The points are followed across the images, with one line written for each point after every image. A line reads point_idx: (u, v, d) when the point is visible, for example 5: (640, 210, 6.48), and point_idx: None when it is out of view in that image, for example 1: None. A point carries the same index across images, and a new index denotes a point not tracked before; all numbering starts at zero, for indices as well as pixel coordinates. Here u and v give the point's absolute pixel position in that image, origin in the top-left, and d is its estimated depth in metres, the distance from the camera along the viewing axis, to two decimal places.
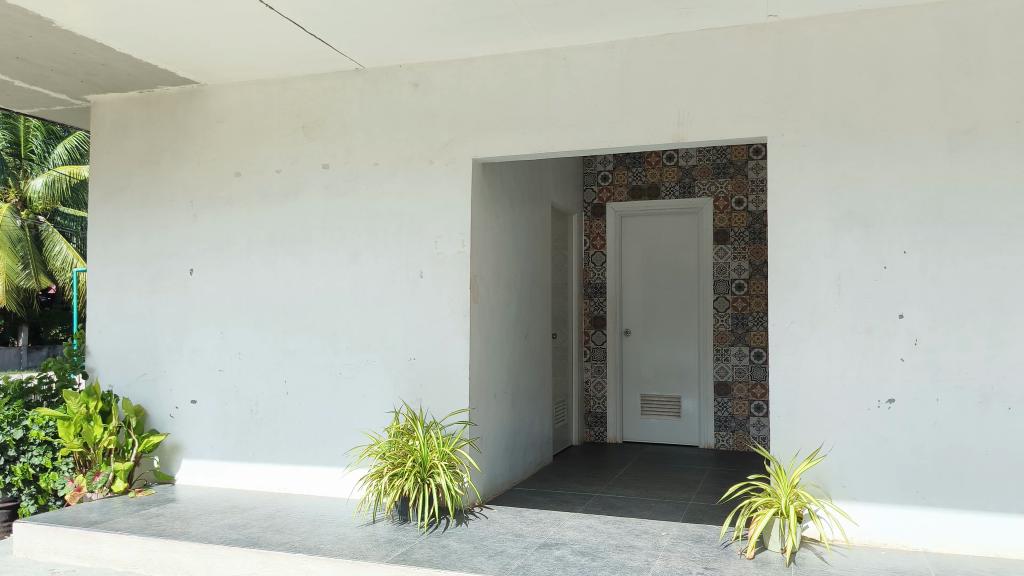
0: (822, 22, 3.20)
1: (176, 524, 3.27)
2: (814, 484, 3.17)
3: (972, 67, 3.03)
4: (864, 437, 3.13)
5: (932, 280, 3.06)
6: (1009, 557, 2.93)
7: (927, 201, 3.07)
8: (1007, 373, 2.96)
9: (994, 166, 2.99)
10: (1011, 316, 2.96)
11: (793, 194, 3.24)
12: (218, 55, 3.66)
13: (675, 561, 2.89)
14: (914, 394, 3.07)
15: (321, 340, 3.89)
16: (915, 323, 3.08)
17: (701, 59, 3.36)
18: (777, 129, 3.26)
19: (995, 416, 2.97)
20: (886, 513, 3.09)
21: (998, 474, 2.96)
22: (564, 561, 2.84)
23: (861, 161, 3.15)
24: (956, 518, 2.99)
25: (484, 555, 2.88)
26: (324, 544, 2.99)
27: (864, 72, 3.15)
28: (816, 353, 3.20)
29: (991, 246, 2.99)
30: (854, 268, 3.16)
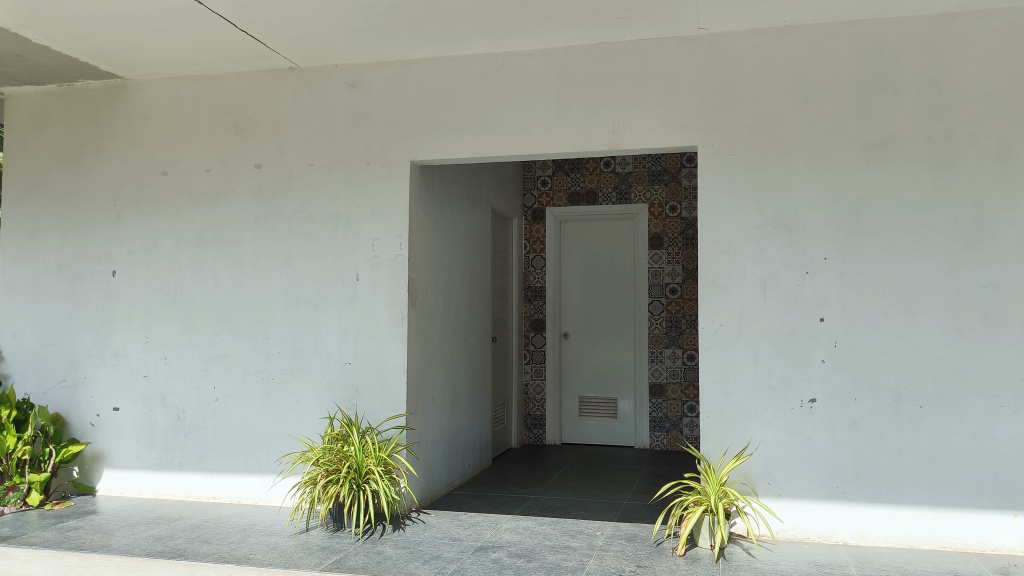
0: (748, 37, 3.29)
1: (96, 538, 3.13)
2: (741, 482, 3.23)
3: (887, 84, 3.15)
4: (786, 438, 3.21)
5: (850, 284, 3.17)
6: (922, 547, 3.05)
7: (846, 209, 3.18)
8: (919, 374, 3.09)
9: (908, 178, 3.12)
10: (923, 320, 3.09)
11: (721, 202, 3.31)
12: (145, 50, 3.55)
13: (608, 560, 2.92)
14: (834, 396, 3.17)
15: (252, 345, 3.80)
16: (834, 326, 3.18)
17: (635, 67, 3.40)
18: (706, 137, 3.32)
19: (908, 414, 3.09)
20: (809, 508, 3.17)
21: (911, 469, 3.09)
22: (501, 564, 2.84)
23: (785, 171, 3.24)
24: (874, 511, 3.11)
25: (419, 560, 2.86)
26: (255, 553, 2.92)
27: (789, 85, 3.24)
28: (742, 355, 3.27)
29: (905, 253, 3.12)
30: (778, 273, 3.24)
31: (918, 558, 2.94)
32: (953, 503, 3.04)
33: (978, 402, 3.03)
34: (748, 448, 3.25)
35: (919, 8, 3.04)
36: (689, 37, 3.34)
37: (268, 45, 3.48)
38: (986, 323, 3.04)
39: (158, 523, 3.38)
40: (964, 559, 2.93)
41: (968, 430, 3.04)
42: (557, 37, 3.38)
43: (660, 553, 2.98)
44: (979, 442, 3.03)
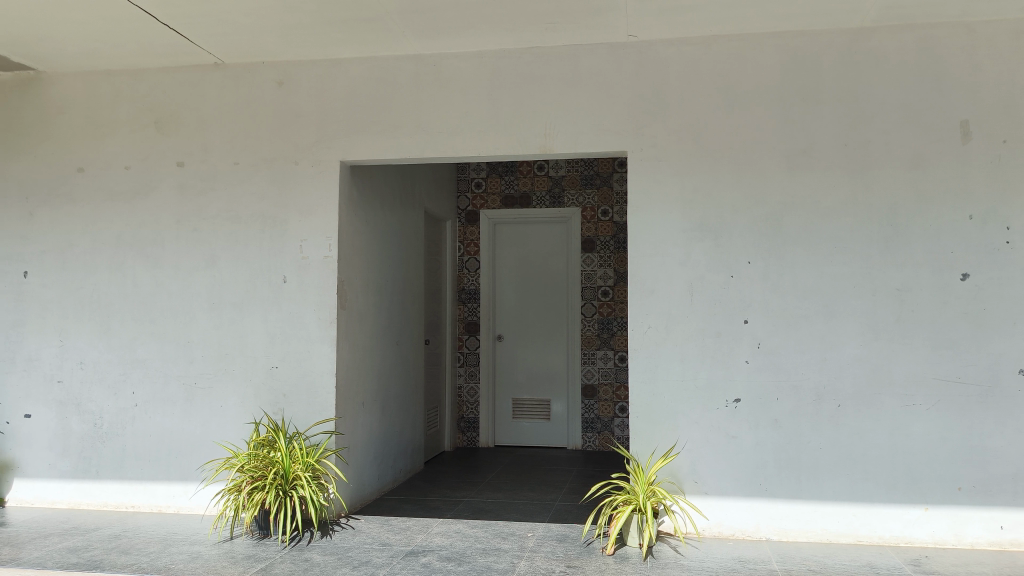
0: (675, 45, 3.35)
1: (4, 551, 2.99)
2: (669, 481, 3.28)
3: (808, 93, 3.26)
4: (712, 437, 3.28)
5: (772, 287, 3.26)
6: (840, 542, 3.16)
7: (769, 214, 3.27)
8: (837, 374, 3.20)
9: (827, 185, 3.23)
10: (842, 322, 3.21)
11: (649, 206, 3.36)
12: (61, 41, 3.40)
13: (538, 561, 2.93)
14: (757, 396, 3.25)
15: (174, 348, 3.68)
16: (758, 328, 3.27)
17: (565, 72, 3.43)
18: (635, 142, 3.38)
19: (827, 414, 3.20)
20: (734, 506, 3.25)
21: (829, 466, 3.19)
22: (430, 568, 2.82)
23: (711, 177, 3.32)
24: (795, 507, 3.20)
25: (348, 566, 2.82)
26: (176, 564, 2.83)
27: (716, 93, 3.32)
28: (671, 356, 3.33)
29: (824, 257, 3.23)
30: (704, 276, 3.31)
31: (837, 552, 3.04)
32: (869, 498, 3.16)
33: (892, 401, 3.16)
34: (675, 448, 3.30)
35: (838, 20, 3.15)
36: (618, 43, 3.39)
37: (192, 40, 3.39)
38: (900, 325, 3.17)
39: (73, 534, 3.25)
40: (879, 552, 3.04)
41: (884, 427, 3.16)
42: (489, 40, 3.39)
43: (589, 554, 3.00)
44: (893, 439, 3.15)
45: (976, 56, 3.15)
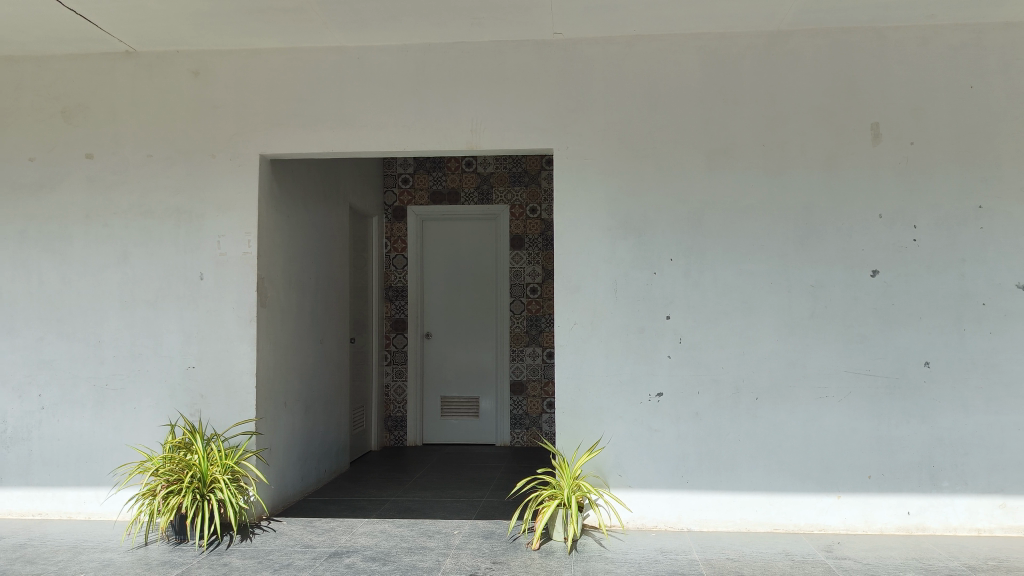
0: (599, 44, 3.39)
1: None
2: (593, 475, 3.32)
3: (727, 94, 3.34)
4: (636, 432, 3.33)
5: (693, 284, 3.33)
6: (757, 530, 3.26)
7: (690, 212, 3.34)
8: (755, 368, 3.30)
9: (745, 184, 3.32)
10: (759, 317, 3.30)
11: (572, 202, 3.39)
12: None
13: (463, 558, 2.92)
14: (679, 389, 3.32)
15: (84, 348, 3.53)
16: (680, 323, 3.33)
17: (490, 68, 3.43)
18: (559, 139, 3.40)
19: (745, 407, 3.29)
20: (656, 498, 3.31)
21: (747, 457, 3.28)
22: (354, 569, 2.78)
23: (634, 175, 3.37)
24: (714, 498, 3.28)
25: (268, 570, 2.75)
26: (85, 572, 2.72)
27: (639, 93, 3.37)
28: (596, 352, 3.36)
29: (743, 254, 3.32)
30: (627, 273, 3.36)
31: (754, 540, 3.13)
32: (784, 488, 3.26)
33: (807, 393, 3.27)
34: (600, 442, 3.34)
35: (756, 23, 3.24)
36: (543, 41, 3.41)
37: (103, 26, 3.25)
38: (814, 320, 3.28)
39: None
40: (794, 539, 3.15)
41: (799, 420, 3.27)
42: (413, 33, 3.36)
43: (514, 549, 3.01)
44: (808, 430, 3.26)
45: (884, 61, 3.28)
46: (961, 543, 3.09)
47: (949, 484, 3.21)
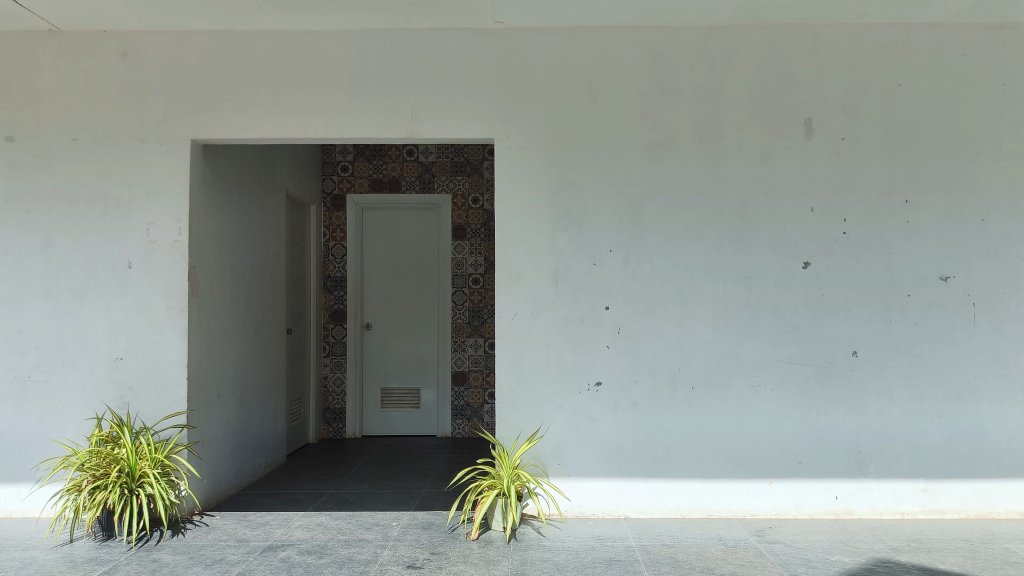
0: (540, 35, 3.39)
1: None
2: (533, 464, 3.33)
3: (666, 87, 3.38)
4: (575, 421, 3.36)
5: (632, 275, 3.37)
6: (693, 516, 3.33)
7: (629, 204, 3.37)
8: (691, 357, 3.35)
9: (682, 176, 3.37)
10: (696, 307, 3.36)
11: (512, 193, 3.38)
12: None
13: (402, 550, 2.91)
14: (618, 379, 3.36)
15: (4, 339, 3.39)
16: (619, 313, 3.37)
17: (431, 56, 3.40)
18: (500, 130, 3.39)
19: (682, 396, 3.35)
20: (594, 486, 3.34)
21: (683, 445, 3.34)
22: (289, 562, 2.73)
23: (575, 166, 3.38)
24: (652, 485, 3.34)
25: (200, 565, 2.69)
26: (6, 572, 2.61)
27: (580, 84, 3.39)
28: (536, 343, 3.37)
29: (680, 246, 3.37)
30: (567, 265, 3.37)
31: (690, 526, 3.20)
32: (718, 475, 3.34)
33: (741, 383, 3.35)
34: (539, 431, 3.35)
35: (695, 18, 3.29)
36: (483, 32, 3.39)
37: (25, 3, 3.11)
38: (748, 310, 3.35)
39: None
40: (727, 524, 3.23)
41: (734, 407, 3.34)
42: (352, 20, 3.30)
43: (451, 540, 3.00)
44: (742, 418, 3.34)
45: (816, 58, 3.36)
46: (887, 526, 3.21)
47: (875, 469, 3.33)
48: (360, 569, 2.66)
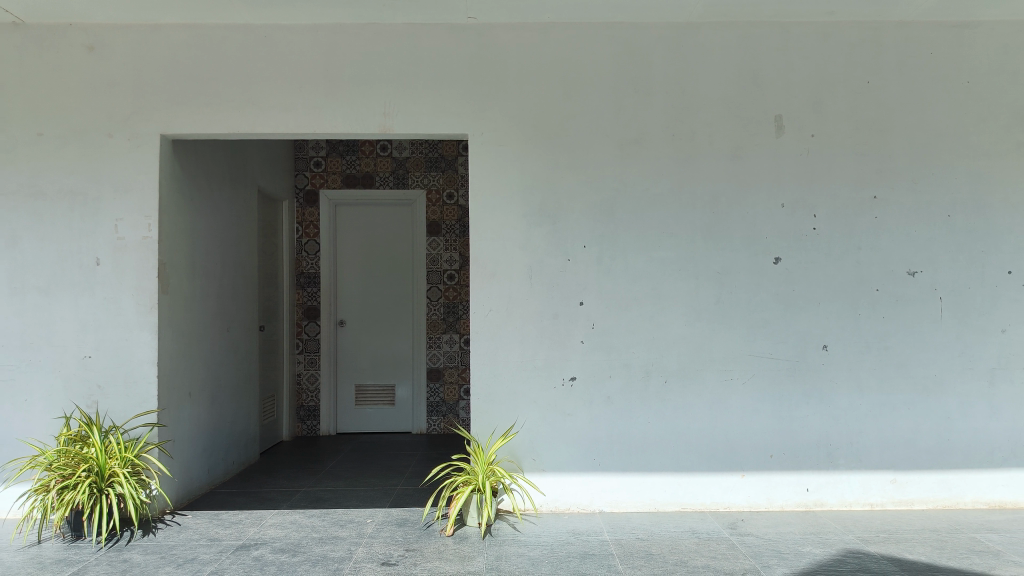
0: (776, 58, 3.79)
1: (256, 531, 3.50)
2: (791, 463, 3.79)
3: (885, 121, 3.80)
4: (804, 419, 3.78)
5: (869, 293, 3.80)
6: (933, 503, 3.80)
7: (862, 230, 3.80)
8: (923, 361, 3.80)
9: (905, 200, 3.80)
10: (924, 316, 3.80)
11: (755, 205, 3.78)
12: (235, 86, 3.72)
13: (705, 536, 3.40)
14: (860, 385, 3.80)
15: None
16: (858, 326, 3.80)
17: (680, 86, 3.79)
18: (746, 166, 3.79)
19: (916, 397, 3.80)
20: (846, 481, 3.79)
21: (922, 442, 3.79)
22: (622, 543, 3.30)
23: (813, 196, 3.80)
24: (897, 478, 3.80)
25: (556, 543, 3.30)
26: (414, 543, 3.31)
27: (811, 123, 3.80)
28: (788, 355, 3.79)
29: (908, 262, 3.80)
30: (793, 276, 3.79)
31: (936, 518, 3.64)
32: (951, 464, 3.80)
33: (964, 378, 3.80)
34: (771, 433, 3.78)
35: None
36: (727, 57, 3.79)
37: (354, 70, 3.72)
38: (966, 313, 3.80)
39: (278, 516, 3.77)
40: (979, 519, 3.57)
41: (936, 403, 3.79)
42: (614, 55, 3.78)
43: (720, 531, 3.46)
44: (967, 410, 3.80)
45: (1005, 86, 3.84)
46: None
47: None
48: (706, 554, 3.16)
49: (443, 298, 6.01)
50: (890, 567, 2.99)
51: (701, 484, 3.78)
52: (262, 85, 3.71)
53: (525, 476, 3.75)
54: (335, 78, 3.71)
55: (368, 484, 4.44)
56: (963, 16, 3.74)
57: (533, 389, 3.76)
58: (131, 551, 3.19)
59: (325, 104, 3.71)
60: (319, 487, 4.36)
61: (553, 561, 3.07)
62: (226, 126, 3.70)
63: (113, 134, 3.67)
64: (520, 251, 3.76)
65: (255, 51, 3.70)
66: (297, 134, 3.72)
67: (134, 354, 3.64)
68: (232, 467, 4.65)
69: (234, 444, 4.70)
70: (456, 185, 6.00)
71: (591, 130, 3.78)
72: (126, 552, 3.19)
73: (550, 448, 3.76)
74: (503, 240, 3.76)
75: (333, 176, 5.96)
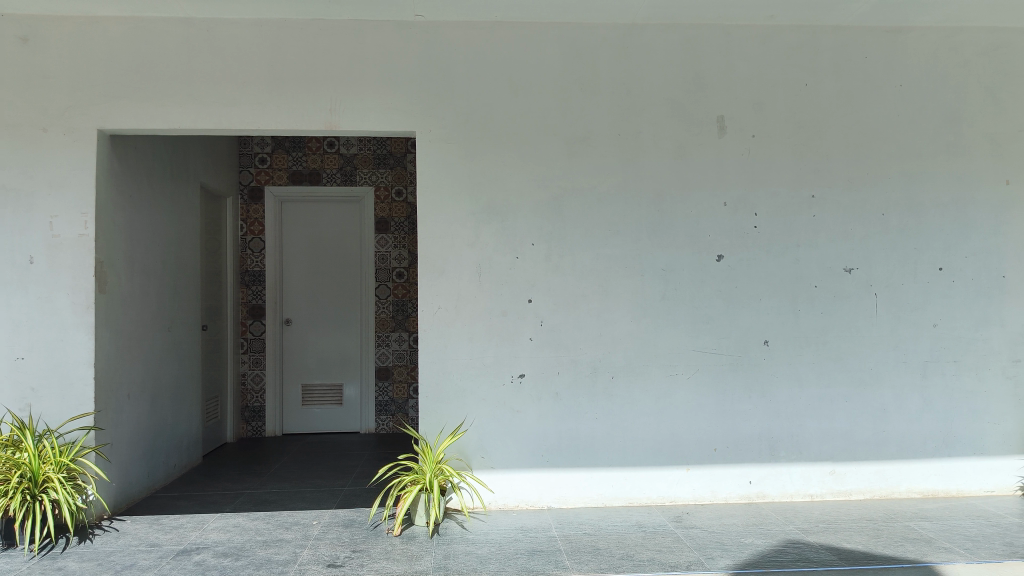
0: (719, 58, 3.85)
1: (198, 535, 3.42)
2: (734, 456, 3.86)
3: (823, 122, 3.90)
4: (747, 413, 3.86)
5: (808, 290, 3.89)
6: (869, 493, 3.91)
7: (802, 228, 3.89)
8: (859, 356, 3.90)
9: (842, 199, 3.90)
10: (860, 312, 3.91)
11: (700, 204, 3.85)
12: (173, 80, 3.61)
13: (652, 530, 3.44)
14: (800, 379, 3.89)
15: None
16: (798, 321, 3.89)
17: (626, 85, 3.82)
18: (690, 166, 3.84)
19: (854, 390, 3.90)
20: (787, 474, 3.88)
21: (859, 434, 3.90)
22: (571, 539, 3.32)
23: (754, 195, 3.87)
24: (835, 470, 3.90)
25: (504, 540, 3.31)
26: (361, 544, 3.28)
27: (753, 123, 3.87)
28: (731, 350, 3.86)
29: (845, 259, 3.90)
30: (735, 273, 3.86)
31: (873, 508, 3.74)
32: (886, 455, 3.92)
33: (898, 371, 3.92)
34: (715, 427, 3.85)
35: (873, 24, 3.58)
36: (671, 57, 3.84)
37: (300, 66, 3.66)
38: (900, 308, 3.92)
39: (221, 519, 3.69)
40: (913, 509, 3.69)
41: (872, 396, 3.91)
42: (562, 54, 3.79)
43: (666, 524, 3.50)
44: (900, 403, 3.92)
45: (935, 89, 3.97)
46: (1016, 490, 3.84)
47: None
48: (651, 547, 3.19)
49: (392, 296, 5.96)
50: (827, 556, 3.07)
51: (647, 479, 3.82)
52: (204, 80, 3.62)
53: (474, 474, 3.74)
54: (279, 73, 3.65)
55: (314, 485, 4.37)
56: (897, 21, 3.86)
57: (482, 387, 3.76)
58: (67, 559, 3.09)
59: (270, 99, 3.65)
60: (264, 489, 4.29)
61: (503, 559, 3.07)
62: (167, 121, 3.60)
63: (47, 128, 3.54)
64: (469, 248, 3.75)
65: (197, 45, 3.61)
66: (240, 129, 3.64)
67: (69, 356, 3.52)
68: (173, 469, 4.53)
69: (175, 446, 4.58)
70: (405, 181, 5.95)
71: (538, 128, 3.79)
72: (61, 560, 3.09)
73: (498, 446, 3.76)
74: (451, 237, 3.74)
75: (278, 173, 5.86)
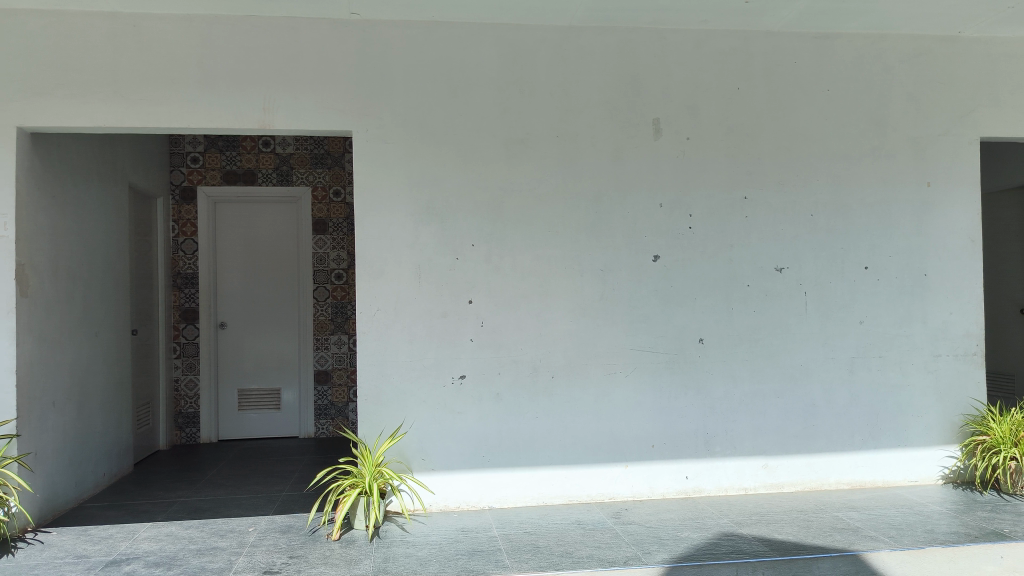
0: (655, 62, 3.92)
1: (129, 545, 3.32)
2: (671, 452, 3.93)
3: (754, 124, 4.00)
4: (683, 409, 3.94)
5: (741, 288, 3.99)
6: (800, 485, 4.03)
7: (736, 228, 3.98)
8: (790, 352, 4.02)
9: (773, 199, 4.01)
10: (791, 310, 4.02)
11: (636, 205, 3.91)
12: (100, 75, 3.49)
13: (590, 527, 3.48)
14: (735, 375, 3.98)
15: None
16: (732, 320, 3.98)
17: (564, 87, 3.86)
18: (627, 167, 3.90)
19: (785, 385, 4.02)
20: (722, 468, 3.97)
21: (790, 428, 4.02)
22: (511, 538, 3.33)
23: (689, 196, 3.95)
24: (768, 463, 4.01)
25: (445, 541, 3.30)
26: (300, 549, 3.23)
27: (687, 125, 3.95)
28: (667, 348, 3.93)
29: (776, 258, 4.02)
30: (671, 273, 3.94)
31: (804, 500, 3.86)
32: (816, 449, 4.04)
33: (826, 367, 4.05)
34: (652, 424, 3.91)
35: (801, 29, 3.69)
36: (608, 60, 3.89)
37: (232, 63, 3.58)
38: (828, 306, 4.05)
39: (152, 528, 3.59)
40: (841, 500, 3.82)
41: (802, 391, 4.03)
42: (500, 56, 3.81)
43: (606, 521, 3.55)
44: (829, 397, 4.05)
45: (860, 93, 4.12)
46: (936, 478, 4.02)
47: None
48: (590, 544, 3.23)
49: (331, 298, 5.88)
50: (760, 548, 3.15)
51: (588, 477, 3.87)
52: (131, 77, 3.51)
53: (414, 476, 3.72)
54: (211, 70, 3.57)
55: (250, 491, 4.29)
56: (824, 27, 3.99)
57: (422, 389, 3.74)
58: None
59: (202, 97, 3.56)
60: (198, 496, 4.18)
61: (444, 560, 3.07)
62: (92, 118, 3.49)
63: None
64: (407, 249, 3.73)
65: (123, 40, 3.51)
66: (171, 127, 3.55)
67: None
68: (101, 479, 4.38)
69: (104, 454, 4.43)
70: (343, 181, 5.88)
71: (478, 130, 3.79)
72: None
73: (439, 447, 3.75)
74: (390, 238, 3.71)
75: (212, 172, 5.73)
